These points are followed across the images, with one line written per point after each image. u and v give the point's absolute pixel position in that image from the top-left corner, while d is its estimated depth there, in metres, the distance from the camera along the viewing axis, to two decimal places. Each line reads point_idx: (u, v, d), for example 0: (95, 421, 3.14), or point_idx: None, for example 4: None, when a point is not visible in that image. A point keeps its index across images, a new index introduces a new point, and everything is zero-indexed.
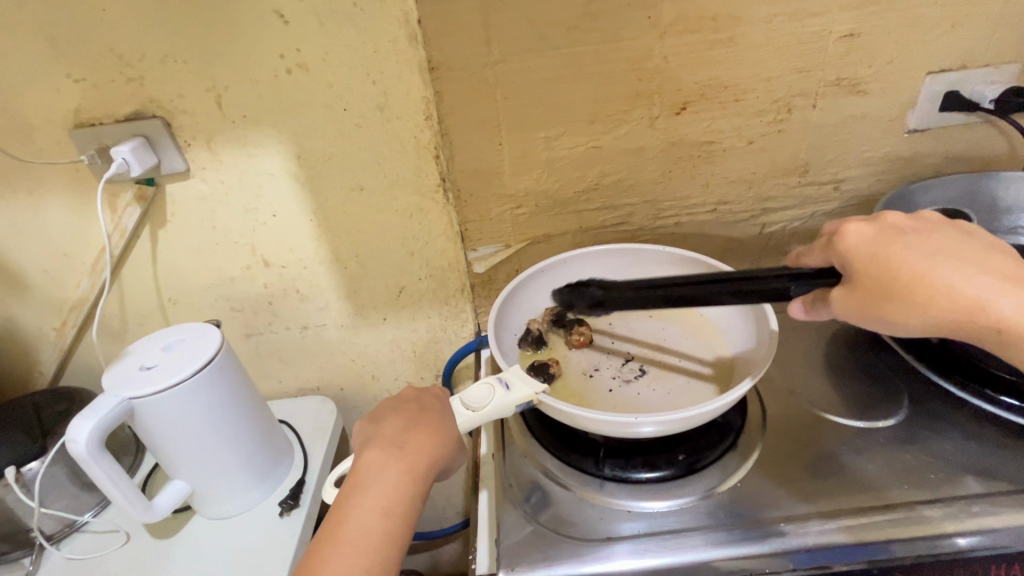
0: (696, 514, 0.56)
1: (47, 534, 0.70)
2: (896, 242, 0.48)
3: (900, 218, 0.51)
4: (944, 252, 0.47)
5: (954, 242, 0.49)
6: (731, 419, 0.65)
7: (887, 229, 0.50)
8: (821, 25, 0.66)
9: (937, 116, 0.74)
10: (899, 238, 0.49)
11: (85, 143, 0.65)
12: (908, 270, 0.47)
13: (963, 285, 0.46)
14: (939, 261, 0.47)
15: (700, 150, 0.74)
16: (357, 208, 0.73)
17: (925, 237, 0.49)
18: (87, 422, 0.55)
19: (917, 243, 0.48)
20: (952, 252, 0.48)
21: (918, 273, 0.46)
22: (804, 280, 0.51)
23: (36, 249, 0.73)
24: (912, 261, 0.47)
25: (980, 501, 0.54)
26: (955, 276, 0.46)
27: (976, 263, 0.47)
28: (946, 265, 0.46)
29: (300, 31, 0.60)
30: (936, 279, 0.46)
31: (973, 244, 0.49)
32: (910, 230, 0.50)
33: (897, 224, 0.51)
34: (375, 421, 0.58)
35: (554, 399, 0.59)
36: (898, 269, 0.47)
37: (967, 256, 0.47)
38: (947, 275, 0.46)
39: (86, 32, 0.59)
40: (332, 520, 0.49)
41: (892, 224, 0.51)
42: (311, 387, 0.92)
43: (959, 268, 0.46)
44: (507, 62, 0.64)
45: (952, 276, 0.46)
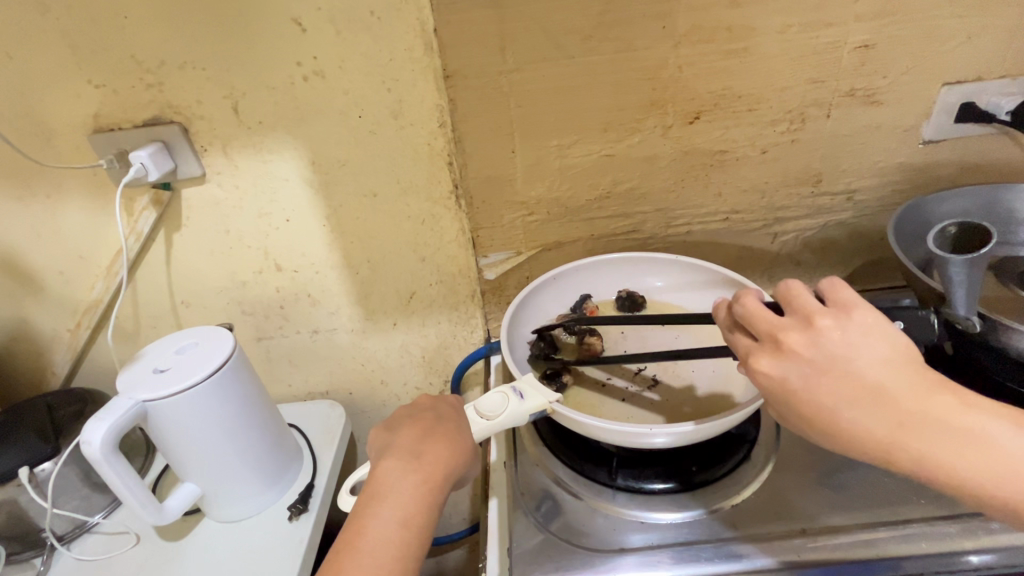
0: (710, 526, 0.56)
1: (59, 535, 0.71)
2: (802, 388, 0.42)
3: (803, 343, 0.43)
4: (858, 394, 0.41)
5: (869, 374, 0.41)
6: (745, 430, 0.64)
7: (795, 368, 0.43)
8: (837, 36, 0.66)
9: (952, 126, 0.74)
10: (805, 380, 0.42)
11: (103, 147, 0.66)
12: (816, 419, 0.42)
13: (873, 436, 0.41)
14: (844, 404, 0.41)
15: (713, 159, 0.74)
16: (369, 214, 0.73)
17: (832, 372, 0.42)
18: (103, 424, 0.56)
19: (829, 384, 0.42)
20: (865, 394, 0.41)
21: (822, 423, 0.42)
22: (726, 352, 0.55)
23: (53, 252, 0.74)
24: (817, 409, 0.42)
25: (998, 517, 0.53)
26: (863, 424, 0.41)
27: (890, 404, 0.41)
28: (853, 413, 0.41)
29: (317, 39, 0.61)
30: (844, 428, 0.42)
31: (884, 367, 0.41)
32: (817, 362, 0.42)
33: (801, 352, 0.43)
34: (391, 429, 0.58)
35: (567, 407, 0.59)
36: (803, 418, 0.43)
37: (881, 394, 0.41)
38: (853, 425, 0.41)
39: (107, 38, 0.60)
40: (349, 531, 0.49)
41: (798, 355, 0.43)
42: (321, 391, 0.92)
43: (871, 412, 0.41)
44: (522, 72, 0.64)
45: (861, 426, 0.41)
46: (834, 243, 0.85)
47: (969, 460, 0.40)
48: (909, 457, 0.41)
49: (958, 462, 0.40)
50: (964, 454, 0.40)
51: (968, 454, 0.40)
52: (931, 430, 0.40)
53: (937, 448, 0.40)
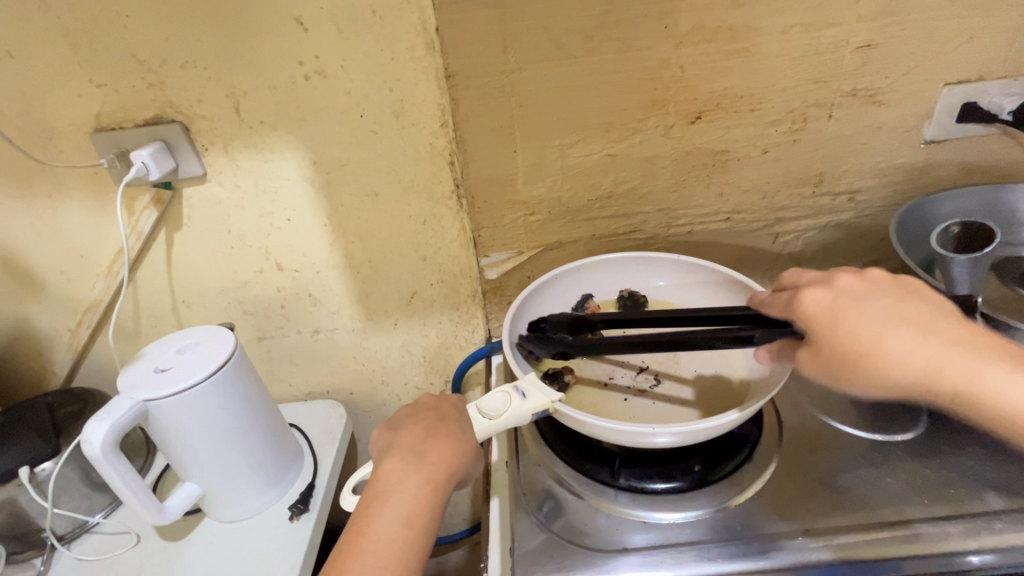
0: (712, 526, 0.56)
1: (59, 535, 0.71)
2: (853, 308, 0.50)
3: (852, 281, 0.53)
4: (902, 317, 0.49)
5: (909, 303, 0.51)
6: (747, 430, 0.64)
7: (848, 295, 0.52)
8: (838, 36, 0.66)
9: (953, 126, 0.74)
10: (856, 303, 0.51)
11: (104, 147, 0.66)
12: (869, 334, 0.48)
13: (920, 353, 0.47)
14: (891, 325, 0.48)
15: (715, 159, 0.74)
16: (371, 213, 0.73)
17: (878, 299, 0.51)
18: (104, 423, 0.56)
19: (875, 308, 0.50)
20: (909, 316, 0.50)
21: (875, 338, 0.48)
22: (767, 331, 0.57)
23: (53, 251, 0.73)
24: (869, 326, 0.49)
25: (1000, 517, 0.53)
26: (911, 339, 0.48)
27: (929, 326, 0.49)
28: (902, 329, 0.48)
29: (319, 38, 0.61)
30: (894, 345, 0.48)
31: (916, 302, 0.51)
32: (865, 294, 0.52)
33: (850, 287, 0.53)
34: (393, 429, 0.58)
35: (569, 407, 0.59)
36: (855, 338, 0.49)
37: (920, 318, 0.49)
38: (905, 340, 0.48)
39: (109, 37, 0.60)
40: (352, 530, 0.49)
41: (847, 288, 0.53)
42: (321, 391, 0.92)
43: (915, 334, 0.48)
44: (524, 71, 0.64)
45: (909, 340, 0.48)
46: (835, 243, 0.85)
47: (1000, 376, 0.46)
48: (952, 379, 0.47)
49: (990, 378, 0.46)
50: (995, 373, 0.47)
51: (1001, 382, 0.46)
52: (966, 350, 0.48)
53: (974, 364, 0.47)
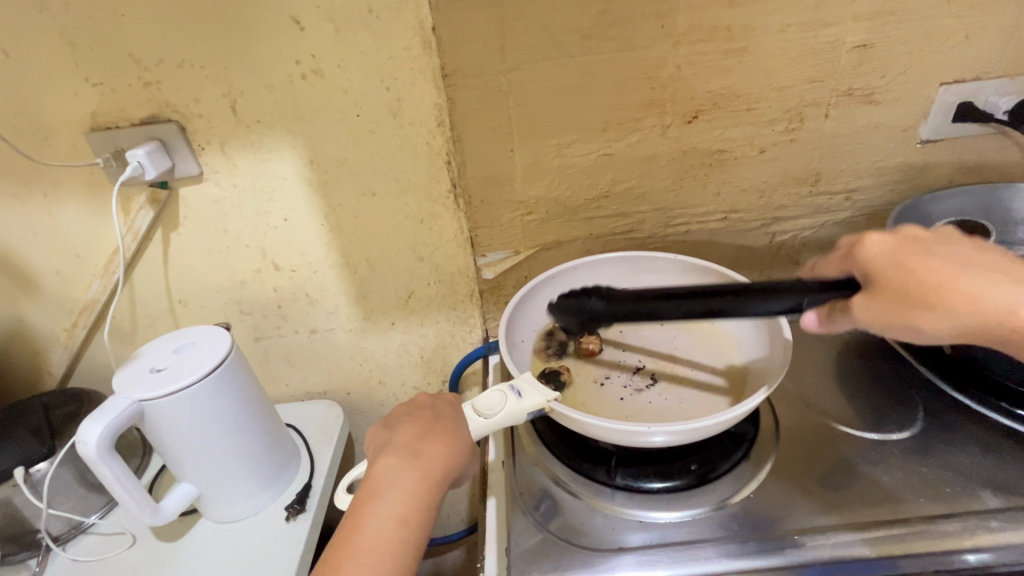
0: (708, 525, 0.56)
1: (54, 536, 0.70)
2: (922, 251, 0.49)
3: (917, 230, 0.52)
4: (970, 264, 0.48)
5: (973, 252, 0.50)
6: (743, 429, 0.64)
7: (915, 241, 0.51)
8: (835, 35, 0.66)
9: (949, 126, 0.74)
10: (924, 248, 0.50)
11: (100, 146, 0.66)
12: (939, 276, 0.47)
13: (989, 294, 0.46)
14: (959, 269, 0.47)
15: (712, 158, 0.74)
16: (368, 213, 0.73)
17: (946, 246, 0.50)
18: (98, 423, 0.55)
19: (939, 253, 0.49)
20: (979, 262, 0.49)
21: (943, 279, 0.47)
22: (815, 294, 0.52)
23: (49, 251, 0.73)
24: (939, 269, 0.47)
25: (997, 516, 0.53)
26: (984, 281, 0.47)
27: (1000, 272, 0.48)
28: (972, 273, 0.47)
29: (316, 37, 0.61)
30: (963, 285, 0.47)
31: (981, 252, 0.50)
32: (931, 241, 0.51)
33: (916, 235, 0.52)
34: (388, 427, 0.58)
35: (566, 406, 0.58)
36: (924, 279, 0.47)
37: (991, 265, 0.49)
38: (975, 283, 0.47)
39: (104, 36, 0.60)
40: (346, 528, 0.48)
41: (913, 236, 0.51)
42: (319, 391, 0.92)
43: (984, 277, 0.47)
44: (521, 70, 0.64)
45: (981, 282, 0.47)
46: (833, 243, 0.85)
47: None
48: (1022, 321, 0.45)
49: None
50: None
51: None
52: None
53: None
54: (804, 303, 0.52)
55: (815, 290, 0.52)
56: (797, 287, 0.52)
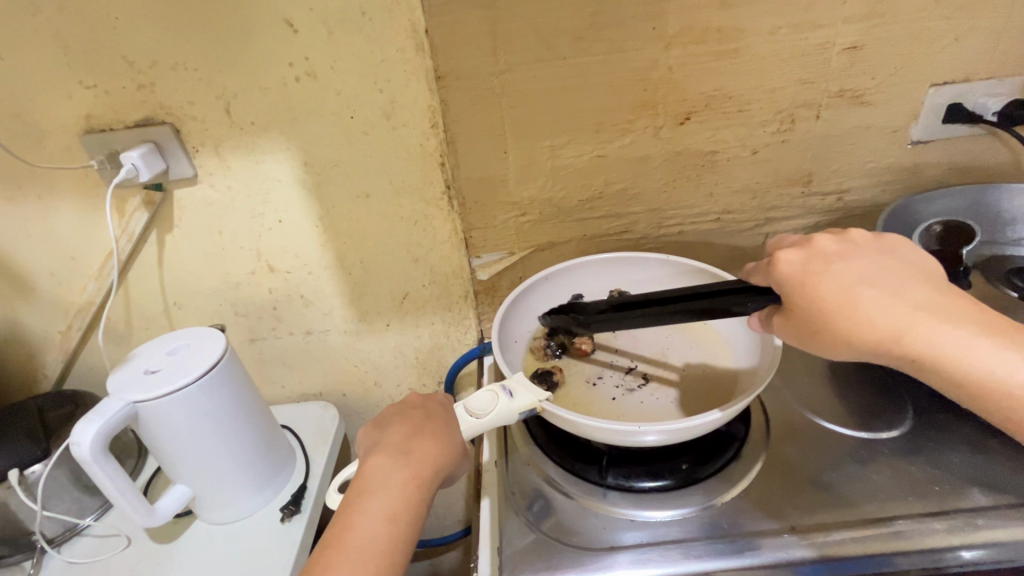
0: (700, 523, 0.56)
1: (48, 538, 0.70)
2: (825, 269, 0.49)
3: (829, 241, 0.52)
4: (876, 280, 0.48)
5: (883, 265, 0.49)
6: (735, 429, 0.64)
7: (822, 256, 0.50)
8: (825, 37, 0.66)
9: (940, 128, 0.75)
10: (828, 265, 0.49)
11: (95, 148, 0.66)
12: (836, 300, 0.47)
13: (887, 316, 0.46)
14: (862, 288, 0.47)
15: (704, 159, 0.75)
16: (362, 214, 0.73)
17: (852, 260, 0.49)
18: (92, 424, 0.55)
19: (845, 270, 0.49)
20: (881, 278, 0.48)
21: (843, 300, 0.47)
22: (762, 298, 0.52)
23: (44, 253, 0.73)
24: (839, 290, 0.47)
25: (985, 514, 0.54)
26: (881, 302, 0.47)
27: (902, 291, 0.47)
28: (872, 293, 0.47)
29: (309, 39, 0.61)
30: (861, 307, 0.47)
31: (894, 264, 0.49)
32: (839, 254, 0.50)
33: (826, 248, 0.51)
34: (380, 427, 0.58)
35: (557, 406, 0.59)
36: (823, 300, 0.48)
37: (898, 283, 0.48)
38: (874, 305, 0.47)
39: (99, 39, 0.60)
40: (336, 527, 0.49)
41: (825, 250, 0.51)
42: (314, 393, 0.92)
43: (885, 297, 0.47)
44: (514, 72, 0.64)
45: (878, 304, 0.47)
46: None
47: (966, 341, 0.45)
48: (915, 344, 0.46)
49: (955, 341, 0.46)
50: (961, 339, 0.46)
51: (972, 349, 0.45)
52: (938, 315, 0.46)
53: (941, 330, 0.46)
54: (748, 307, 0.53)
55: (762, 295, 0.52)
56: (747, 289, 0.53)
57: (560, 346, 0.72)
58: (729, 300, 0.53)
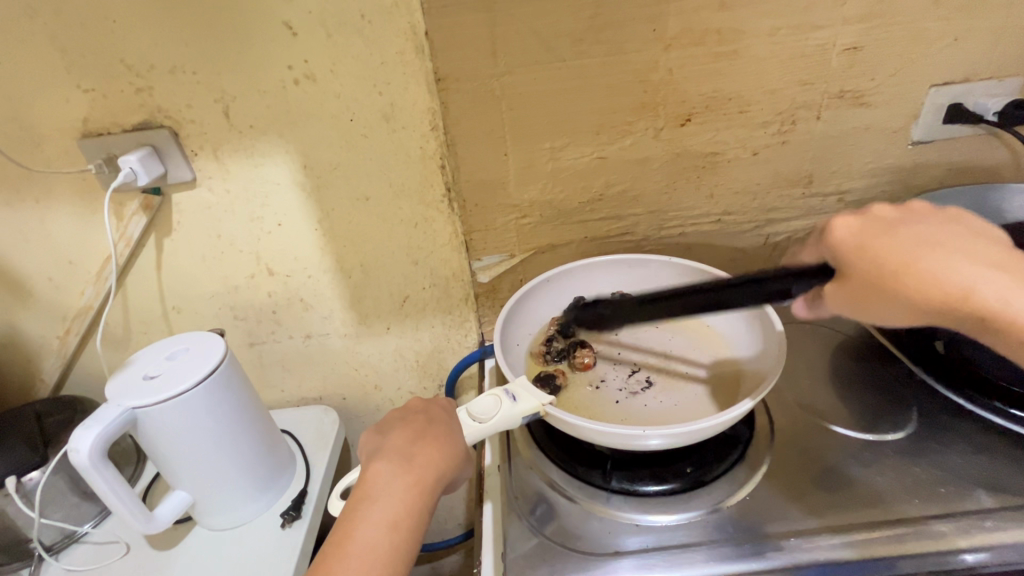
0: (705, 527, 0.56)
1: (46, 545, 0.69)
2: (882, 234, 0.49)
3: (887, 211, 0.52)
4: (936, 241, 0.48)
5: (944, 229, 0.49)
6: (738, 431, 0.64)
7: (881, 223, 0.51)
8: (825, 39, 0.66)
9: (940, 128, 0.75)
10: (888, 229, 0.50)
11: (92, 152, 0.65)
12: (900, 260, 0.47)
13: (952, 272, 0.45)
14: (923, 249, 0.47)
15: (705, 161, 0.74)
16: (362, 217, 0.73)
17: (912, 226, 0.50)
18: (90, 431, 0.55)
19: (903, 234, 0.49)
20: (942, 239, 0.48)
21: (903, 260, 0.47)
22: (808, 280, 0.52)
23: (41, 257, 0.73)
24: (902, 250, 0.47)
25: (991, 515, 0.53)
26: (947, 261, 0.46)
27: (965, 251, 0.47)
28: (937, 253, 0.47)
29: (308, 43, 0.61)
30: (924, 265, 0.46)
31: (954, 228, 0.49)
32: (899, 221, 0.51)
33: (884, 216, 0.52)
34: (382, 432, 0.58)
35: (560, 410, 0.58)
36: (882, 261, 0.47)
37: (960, 244, 0.48)
38: (937, 262, 0.46)
39: (96, 43, 0.60)
40: (338, 533, 0.48)
41: (880, 219, 0.51)
42: (314, 397, 0.91)
43: (947, 256, 0.46)
44: (514, 74, 0.64)
45: (944, 262, 0.46)
46: None
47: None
48: (984, 300, 0.44)
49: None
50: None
51: None
52: (1005, 272, 0.45)
53: (1014, 286, 0.44)
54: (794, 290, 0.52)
55: (810, 276, 0.52)
56: (794, 271, 0.52)
57: (562, 350, 0.71)
58: (778, 283, 0.52)
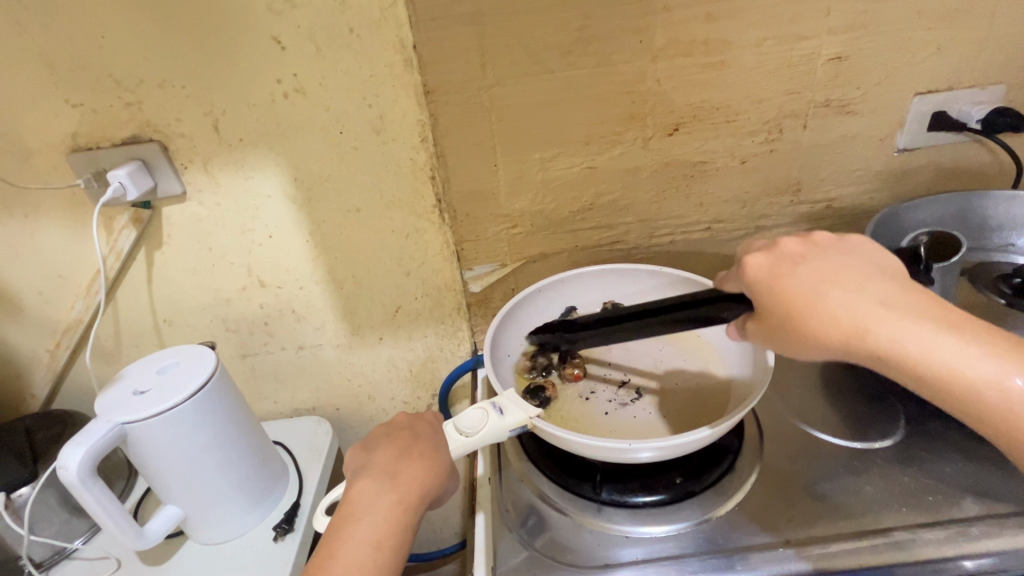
0: (695, 538, 0.56)
1: (36, 562, 0.69)
2: (791, 272, 0.48)
3: (796, 244, 0.51)
4: (839, 275, 0.47)
5: (850, 265, 0.48)
6: (728, 441, 0.64)
7: (786, 258, 0.50)
8: (811, 48, 0.67)
9: (925, 135, 0.75)
10: (794, 268, 0.48)
11: (81, 167, 0.65)
12: (802, 300, 0.46)
13: (853, 313, 0.45)
14: (828, 288, 0.46)
15: (694, 170, 0.75)
16: (353, 228, 0.73)
17: (819, 262, 0.48)
18: (78, 449, 0.55)
19: (810, 271, 0.48)
20: (847, 277, 0.47)
21: (808, 300, 0.46)
22: (738, 305, 0.53)
23: (31, 272, 0.73)
24: (804, 290, 0.47)
25: (979, 523, 0.54)
26: (848, 301, 0.45)
27: (869, 289, 0.46)
28: (837, 291, 0.46)
29: (298, 57, 0.61)
30: (826, 305, 0.46)
31: (863, 262, 0.49)
32: (806, 256, 0.50)
33: (794, 251, 0.50)
34: (368, 449, 0.58)
35: (548, 423, 0.58)
36: (788, 302, 0.47)
37: (863, 279, 0.47)
38: (838, 304, 0.45)
39: (85, 58, 0.60)
40: (324, 552, 0.48)
41: (791, 253, 0.50)
42: (308, 408, 0.91)
43: (850, 295, 0.46)
44: (502, 86, 0.65)
45: (846, 302, 0.45)
46: None
47: (930, 339, 0.44)
48: (886, 343, 0.44)
49: (923, 339, 0.44)
50: (924, 335, 0.44)
51: (944, 351, 0.43)
52: (907, 314, 0.45)
53: (906, 326, 0.44)
54: (726, 314, 0.54)
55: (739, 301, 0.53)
56: (725, 295, 0.53)
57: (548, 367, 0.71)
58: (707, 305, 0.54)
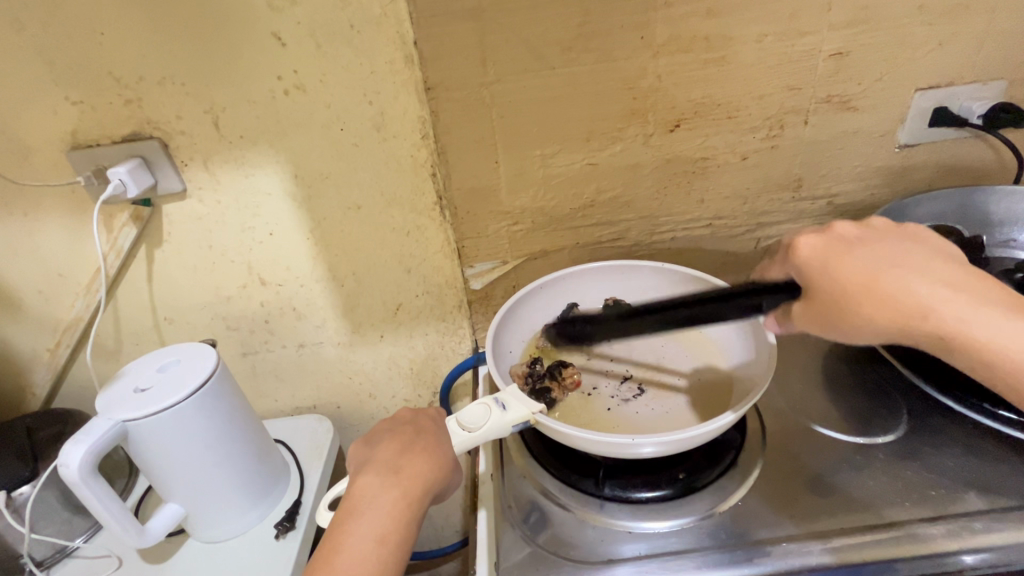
0: (697, 534, 0.56)
1: (37, 560, 0.69)
2: (849, 254, 0.49)
3: (849, 227, 0.52)
4: (896, 258, 0.48)
5: (903, 247, 0.49)
6: (731, 436, 0.64)
7: (840, 241, 0.50)
8: (811, 44, 0.67)
9: (926, 131, 0.75)
10: (850, 250, 0.49)
11: (81, 165, 0.65)
12: (864, 282, 0.47)
13: (914, 294, 0.46)
14: (888, 270, 0.47)
15: (695, 167, 0.75)
16: (354, 225, 0.73)
17: (874, 244, 0.49)
18: (79, 446, 0.54)
19: (868, 253, 0.49)
20: (903, 259, 0.48)
21: (870, 283, 0.47)
22: (778, 295, 0.53)
23: (30, 270, 0.72)
24: (864, 272, 0.47)
25: (983, 517, 0.54)
26: (907, 283, 0.47)
27: (925, 270, 0.48)
28: (897, 273, 0.47)
29: (298, 54, 0.61)
30: (888, 287, 0.47)
31: (914, 244, 0.50)
32: (860, 238, 0.50)
33: (846, 233, 0.51)
34: (370, 444, 0.58)
35: (552, 419, 0.58)
36: (849, 284, 0.48)
37: (918, 262, 0.48)
38: (899, 285, 0.47)
39: (85, 55, 0.59)
40: (327, 548, 0.48)
41: (843, 236, 0.51)
42: (309, 406, 0.91)
43: (908, 276, 0.47)
44: (503, 83, 0.64)
45: (906, 284, 0.47)
46: None
47: (985, 317, 0.46)
48: (945, 322, 0.46)
49: (978, 317, 0.46)
50: (980, 314, 0.46)
51: (998, 328, 0.46)
52: (963, 293, 0.47)
53: (963, 306, 0.46)
54: (765, 305, 0.54)
55: (781, 291, 0.53)
56: (766, 287, 0.54)
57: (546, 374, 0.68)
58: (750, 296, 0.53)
